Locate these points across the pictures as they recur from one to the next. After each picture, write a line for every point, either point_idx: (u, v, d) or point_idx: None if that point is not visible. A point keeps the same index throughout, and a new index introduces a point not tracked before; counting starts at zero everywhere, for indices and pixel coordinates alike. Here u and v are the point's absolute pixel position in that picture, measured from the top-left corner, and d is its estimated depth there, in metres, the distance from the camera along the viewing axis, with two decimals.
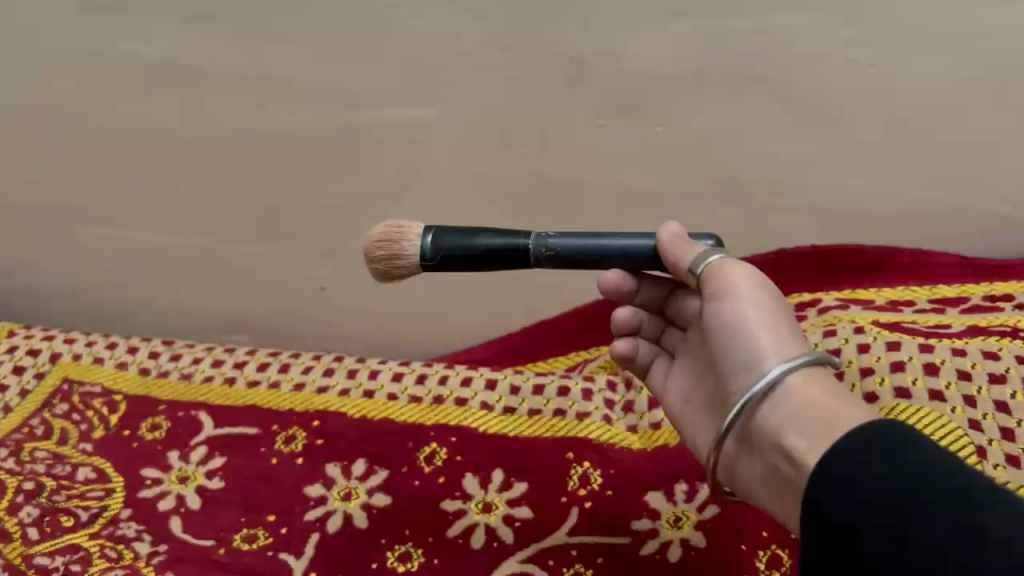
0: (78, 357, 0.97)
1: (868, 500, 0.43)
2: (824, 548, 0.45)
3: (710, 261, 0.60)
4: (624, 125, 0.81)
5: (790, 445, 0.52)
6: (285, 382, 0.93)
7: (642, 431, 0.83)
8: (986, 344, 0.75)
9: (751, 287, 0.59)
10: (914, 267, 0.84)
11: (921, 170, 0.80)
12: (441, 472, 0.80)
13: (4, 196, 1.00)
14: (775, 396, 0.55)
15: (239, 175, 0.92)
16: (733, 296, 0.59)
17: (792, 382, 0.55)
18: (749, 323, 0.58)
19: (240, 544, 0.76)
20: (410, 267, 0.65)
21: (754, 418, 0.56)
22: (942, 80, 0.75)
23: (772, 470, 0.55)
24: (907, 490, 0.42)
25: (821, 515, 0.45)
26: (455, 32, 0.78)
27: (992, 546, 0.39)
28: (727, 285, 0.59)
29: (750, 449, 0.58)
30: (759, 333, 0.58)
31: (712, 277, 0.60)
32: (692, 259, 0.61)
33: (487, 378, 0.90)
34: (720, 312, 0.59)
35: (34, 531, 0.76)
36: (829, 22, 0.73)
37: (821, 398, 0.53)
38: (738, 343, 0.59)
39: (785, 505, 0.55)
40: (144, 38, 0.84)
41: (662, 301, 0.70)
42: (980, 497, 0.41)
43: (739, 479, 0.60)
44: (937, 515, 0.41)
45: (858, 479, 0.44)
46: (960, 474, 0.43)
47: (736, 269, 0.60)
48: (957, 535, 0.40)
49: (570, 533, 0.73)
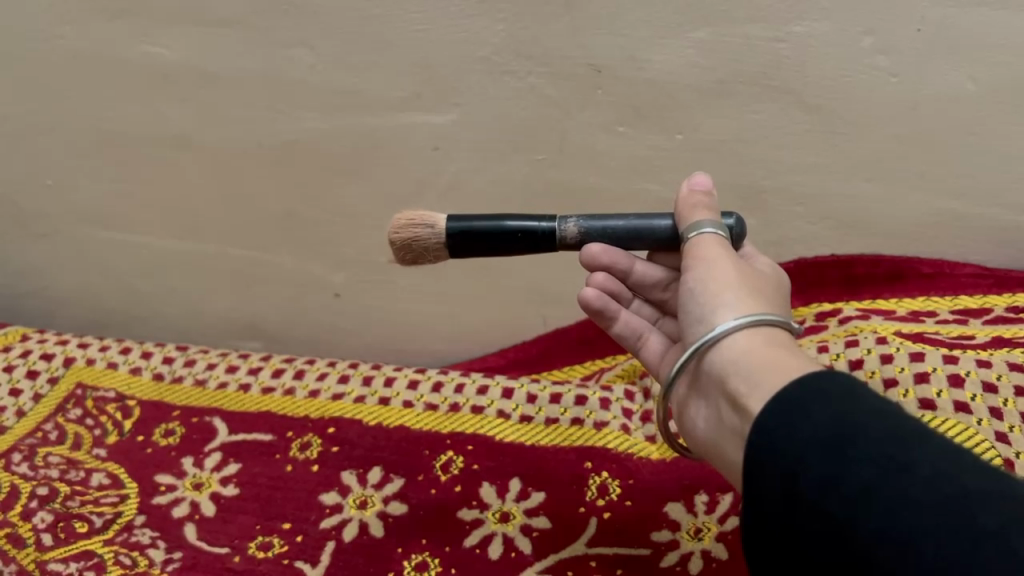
0: (91, 361, 0.97)
1: (801, 444, 0.41)
2: (758, 496, 0.42)
3: (704, 230, 0.59)
4: (644, 131, 0.81)
5: (735, 390, 0.49)
6: (300, 388, 0.92)
7: (660, 441, 0.82)
8: (1011, 355, 0.74)
9: (725, 257, 0.57)
10: (936, 278, 0.84)
11: (942, 181, 0.80)
12: (457, 481, 0.80)
13: (17, 199, 1.00)
14: (724, 343, 0.52)
15: (254, 179, 0.92)
16: (701, 263, 0.57)
17: (745, 334, 0.51)
18: (714, 284, 0.55)
19: (255, 552, 0.75)
20: (431, 222, 0.64)
21: (703, 363, 0.53)
22: (964, 87, 0.74)
23: (716, 416, 0.52)
24: (841, 432, 0.40)
25: (759, 461, 0.42)
26: (475, 38, 0.78)
27: (921, 481, 0.37)
28: (699, 252, 0.58)
29: (698, 392, 0.55)
30: (723, 293, 0.54)
31: (691, 247, 0.59)
32: (684, 226, 0.61)
33: (503, 387, 0.89)
34: (687, 278, 0.57)
35: (48, 536, 0.76)
36: (852, 31, 0.73)
37: (772, 350, 0.50)
38: (696, 298, 0.55)
39: (723, 456, 0.51)
40: (162, 41, 0.84)
41: (660, 287, 0.67)
42: (913, 437, 0.39)
43: (684, 425, 0.57)
44: (871, 454, 0.39)
45: (793, 424, 0.42)
46: (895, 418, 0.41)
47: (717, 241, 0.58)
48: (888, 471, 0.38)
49: (588, 544, 0.72)
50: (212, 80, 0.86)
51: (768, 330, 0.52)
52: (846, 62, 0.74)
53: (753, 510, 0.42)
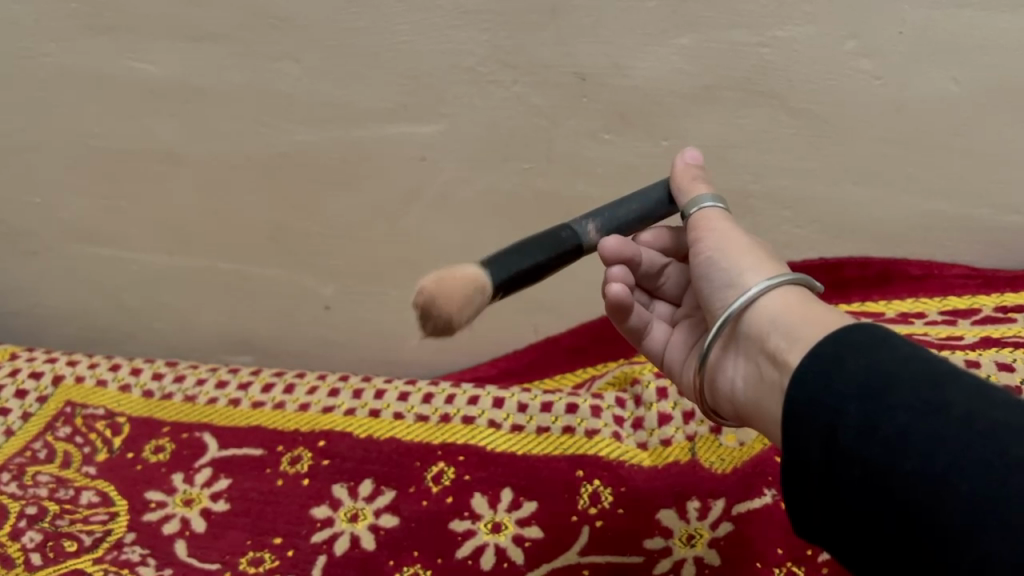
0: (80, 378, 0.96)
1: (837, 396, 0.41)
2: (797, 452, 0.42)
3: (704, 205, 0.60)
4: (629, 139, 0.81)
5: (775, 348, 0.49)
6: (290, 402, 0.92)
7: (652, 448, 0.81)
8: (999, 356, 0.76)
9: (736, 228, 0.58)
10: (925, 279, 0.86)
11: (931, 181, 0.80)
12: (449, 492, 0.80)
13: (6, 217, 0.99)
14: (758, 305, 0.53)
15: (242, 193, 0.92)
16: (713, 235, 0.58)
17: (770, 295, 0.52)
18: (734, 252, 0.56)
19: (247, 567, 0.75)
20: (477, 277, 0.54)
21: (740, 326, 0.54)
22: (947, 89, 0.75)
23: (755, 375, 0.52)
24: (873, 382, 0.40)
25: (800, 415, 0.42)
26: (460, 48, 0.78)
27: (955, 422, 0.37)
28: (706, 224, 0.59)
29: (735, 353, 0.55)
30: (743, 260, 0.55)
31: (696, 220, 0.60)
32: (687, 198, 0.62)
33: (494, 397, 0.89)
34: (701, 252, 0.58)
35: (37, 556, 0.75)
36: (835, 34, 0.73)
37: (804, 306, 0.50)
38: (720, 268, 0.56)
39: (763, 412, 0.51)
40: (147, 57, 0.84)
41: (658, 273, 0.68)
42: (945, 378, 0.39)
43: (718, 390, 0.58)
44: (906, 399, 0.39)
45: (830, 377, 0.42)
46: (927, 361, 0.41)
47: (720, 213, 0.59)
48: (920, 413, 0.38)
49: (581, 553, 0.72)
50: (198, 95, 0.86)
51: (795, 289, 0.53)
52: (831, 65, 0.74)
53: (794, 466, 0.43)
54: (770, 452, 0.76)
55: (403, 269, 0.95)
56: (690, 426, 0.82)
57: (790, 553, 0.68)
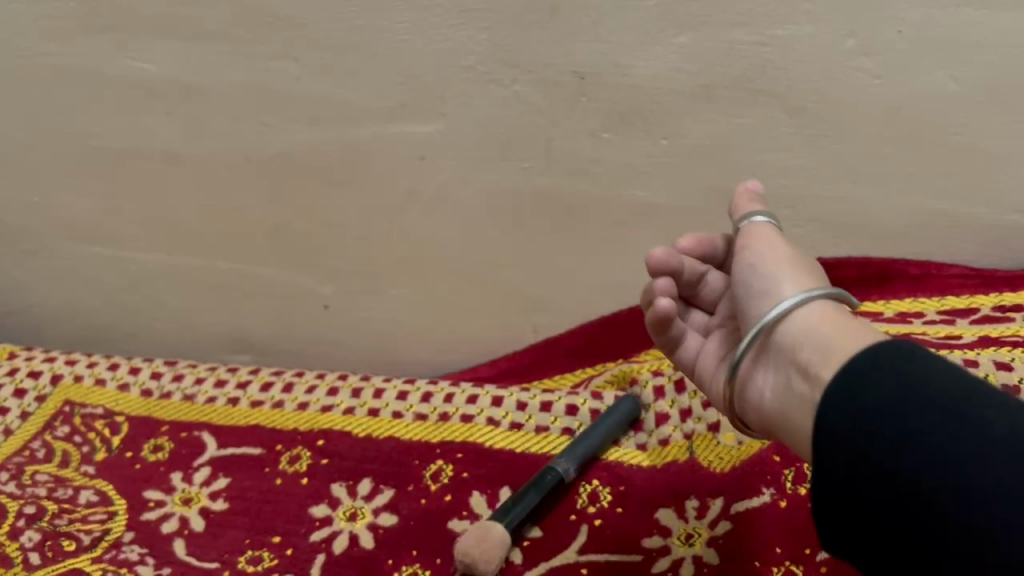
0: (79, 378, 0.96)
1: (872, 413, 0.42)
2: (827, 467, 0.44)
3: (755, 219, 0.61)
4: (628, 137, 0.81)
5: (808, 361, 0.50)
6: (289, 401, 0.92)
7: (651, 448, 0.82)
8: (997, 355, 0.76)
9: (781, 244, 0.59)
10: (923, 279, 0.85)
11: (930, 180, 0.80)
12: (447, 490, 0.80)
13: (5, 216, 0.99)
14: (792, 317, 0.53)
15: (241, 192, 0.92)
16: (757, 246, 0.58)
17: (806, 308, 0.53)
18: (774, 264, 0.57)
19: (245, 566, 0.74)
20: None
21: (772, 337, 0.54)
22: (946, 88, 0.75)
23: (783, 386, 0.52)
24: (909, 400, 0.42)
25: (833, 431, 0.44)
26: (459, 47, 0.78)
27: (990, 441, 0.39)
28: (753, 235, 0.59)
29: (762, 365, 0.55)
30: (782, 272, 0.56)
31: (744, 233, 0.60)
32: (739, 214, 0.63)
33: (493, 396, 0.89)
34: (743, 261, 0.59)
35: (35, 555, 0.75)
36: (834, 33, 0.73)
37: (840, 323, 0.51)
38: (759, 278, 0.57)
39: (789, 424, 0.51)
40: (146, 56, 0.84)
41: (697, 283, 0.67)
42: (972, 394, 0.41)
43: (740, 400, 0.58)
44: (942, 418, 0.41)
45: (865, 394, 0.43)
46: (954, 378, 0.43)
47: (768, 227, 0.60)
48: (956, 431, 0.40)
49: (580, 551, 0.72)
50: (197, 94, 0.86)
51: (830, 305, 0.53)
52: (830, 63, 0.74)
53: (822, 482, 0.44)
54: (767, 452, 0.74)
55: (401, 268, 0.95)
56: (687, 424, 0.82)
57: (788, 552, 0.68)
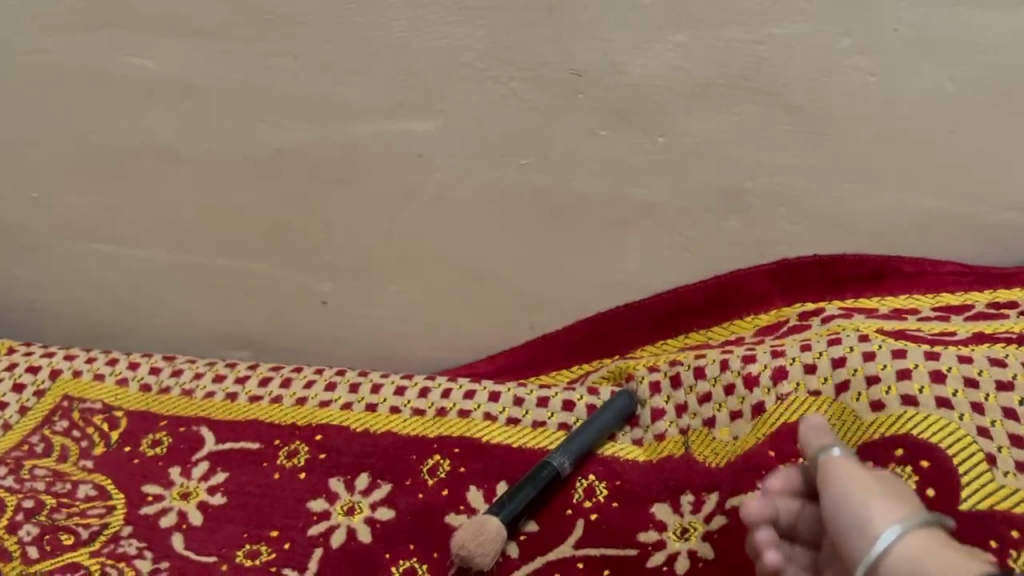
0: (78, 373, 0.96)
1: None
2: None
3: (832, 451, 0.59)
4: (625, 135, 0.81)
5: None
6: (287, 397, 0.92)
7: (647, 444, 0.83)
8: (991, 351, 0.74)
9: (864, 471, 0.57)
10: (919, 275, 0.85)
11: (925, 178, 0.81)
12: (445, 485, 0.80)
13: (4, 212, 1.00)
14: (895, 550, 0.50)
15: (239, 189, 0.92)
16: (842, 485, 0.56)
17: (907, 541, 0.50)
18: (864, 497, 0.54)
19: (243, 560, 0.76)
20: None
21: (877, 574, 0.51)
22: (942, 87, 0.75)
23: None
24: None
25: None
26: (457, 45, 0.79)
27: None
28: (832, 471, 0.57)
29: None
30: (872, 500, 0.54)
31: (823, 463, 0.58)
32: (814, 444, 0.60)
33: (489, 390, 0.89)
34: (828, 497, 0.56)
35: (34, 549, 0.76)
36: (830, 32, 0.73)
37: (940, 552, 0.49)
38: (850, 511, 0.54)
39: None
40: (145, 53, 0.84)
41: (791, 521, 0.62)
42: None
43: None
44: None
45: None
46: None
47: (847, 462, 0.58)
48: None
49: (575, 546, 0.74)
50: (195, 92, 0.86)
51: (927, 533, 0.51)
52: (827, 62, 0.75)
53: None
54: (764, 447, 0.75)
55: (399, 265, 0.95)
56: (683, 419, 0.83)
57: None
